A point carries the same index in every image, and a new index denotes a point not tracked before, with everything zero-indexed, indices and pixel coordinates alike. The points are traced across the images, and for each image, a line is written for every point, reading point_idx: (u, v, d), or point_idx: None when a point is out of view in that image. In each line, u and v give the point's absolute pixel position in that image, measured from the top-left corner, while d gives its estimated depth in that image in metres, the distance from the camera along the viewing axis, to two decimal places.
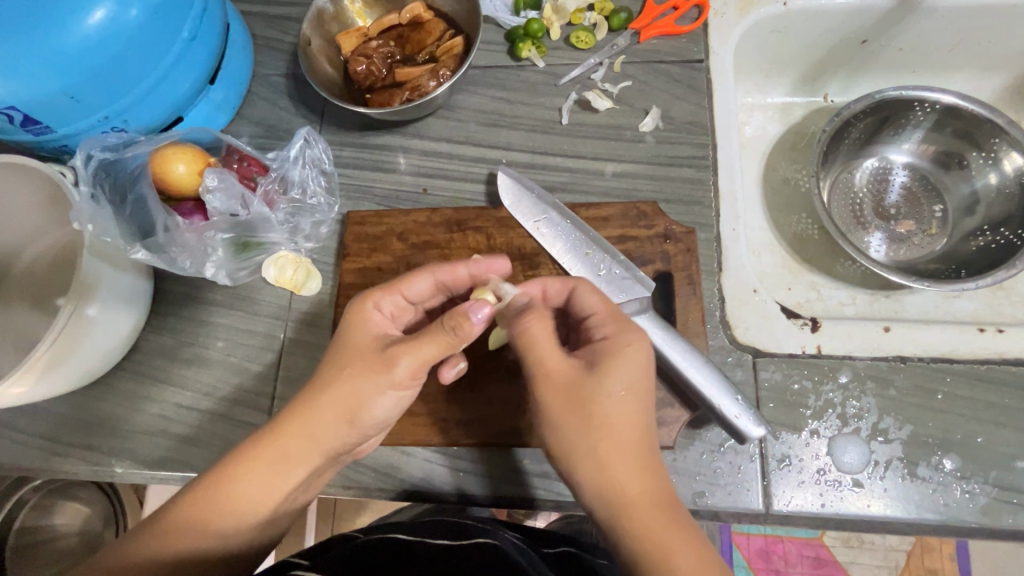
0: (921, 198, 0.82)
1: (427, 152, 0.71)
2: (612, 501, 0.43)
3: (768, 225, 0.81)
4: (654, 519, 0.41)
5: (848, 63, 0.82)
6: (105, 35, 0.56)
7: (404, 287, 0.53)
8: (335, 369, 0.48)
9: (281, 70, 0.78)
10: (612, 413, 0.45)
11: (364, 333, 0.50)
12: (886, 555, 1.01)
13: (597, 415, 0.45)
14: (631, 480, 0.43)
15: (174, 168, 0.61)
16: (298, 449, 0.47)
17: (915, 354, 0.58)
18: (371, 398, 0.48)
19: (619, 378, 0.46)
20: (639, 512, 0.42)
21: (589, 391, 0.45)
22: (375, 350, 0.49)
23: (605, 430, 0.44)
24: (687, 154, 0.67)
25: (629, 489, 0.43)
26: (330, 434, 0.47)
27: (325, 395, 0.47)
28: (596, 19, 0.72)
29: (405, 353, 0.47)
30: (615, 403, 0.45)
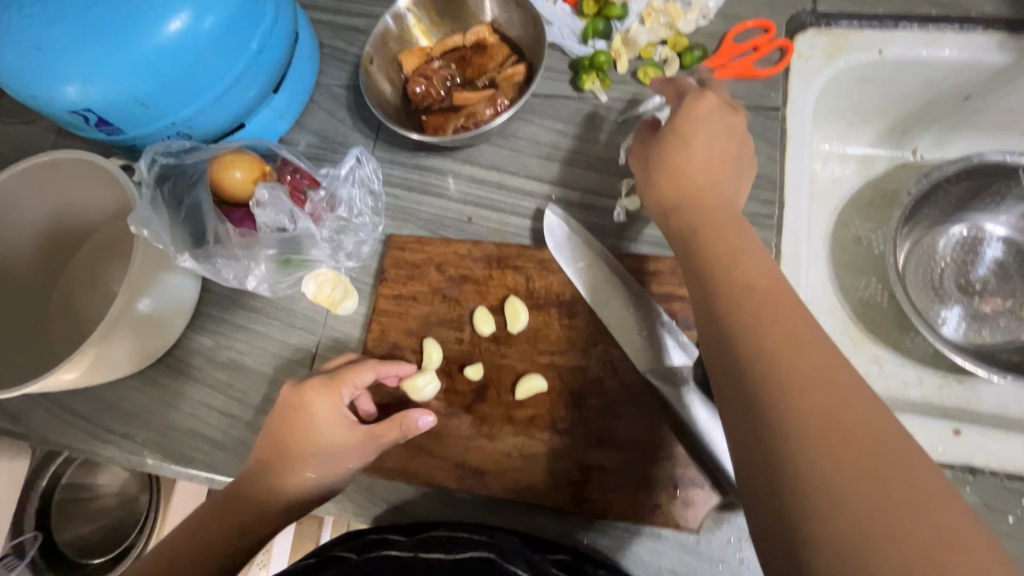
0: (1014, 275, 0.73)
1: (476, 179, 0.70)
2: (774, 340, 0.33)
3: (831, 286, 0.75)
4: (847, 407, 0.30)
5: (946, 119, 0.74)
6: (178, 45, 0.58)
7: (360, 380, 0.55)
8: (313, 437, 0.53)
9: (342, 82, 0.79)
10: (754, 261, 0.39)
11: (330, 415, 0.54)
12: None
13: (680, 147, 0.48)
14: (791, 324, 0.34)
15: (231, 174, 0.62)
16: (272, 498, 0.52)
17: (988, 465, 0.52)
18: (340, 466, 0.54)
19: (701, 129, 0.49)
20: (814, 373, 0.32)
21: (671, 132, 0.50)
22: (344, 428, 0.54)
23: (682, 170, 0.48)
24: (750, 210, 0.62)
25: (797, 332, 0.34)
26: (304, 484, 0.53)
27: (306, 453, 0.53)
28: (667, 55, 0.68)
29: (372, 437, 0.54)
30: (700, 180, 0.47)
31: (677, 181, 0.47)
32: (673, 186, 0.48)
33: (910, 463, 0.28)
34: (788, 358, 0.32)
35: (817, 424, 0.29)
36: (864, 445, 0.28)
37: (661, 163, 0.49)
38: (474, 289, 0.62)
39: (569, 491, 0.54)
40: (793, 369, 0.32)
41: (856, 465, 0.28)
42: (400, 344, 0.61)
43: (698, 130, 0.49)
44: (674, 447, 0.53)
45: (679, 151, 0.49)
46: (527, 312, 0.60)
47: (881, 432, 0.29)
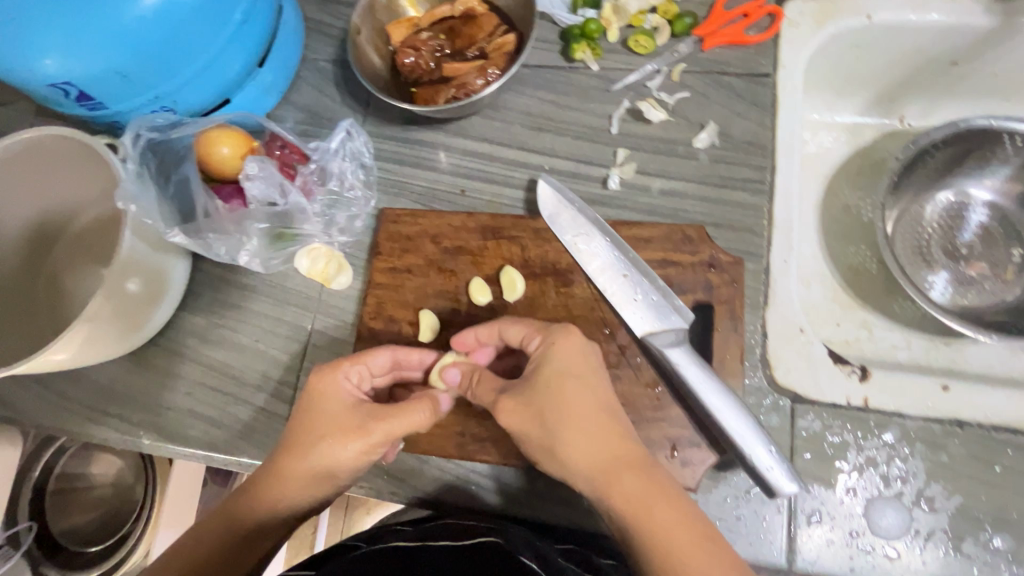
0: (998, 240, 0.75)
1: (468, 151, 0.69)
2: (624, 506, 0.43)
3: (822, 254, 0.76)
4: (676, 529, 0.42)
5: (933, 85, 0.75)
6: (158, 15, 0.56)
7: (368, 360, 0.54)
8: (314, 431, 0.51)
9: (329, 56, 0.77)
10: (599, 449, 0.46)
11: (335, 405, 0.52)
12: None
13: (561, 401, 0.47)
14: (634, 482, 0.44)
15: (219, 150, 0.61)
16: (275, 502, 0.51)
17: (974, 419, 0.53)
18: (343, 460, 0.50)
19: (561, 397, 0.47)
20: (661, 531, 0.42)
21: (540, 389, 0.48)
22: (348, 417, 0.51)
23: (571, 419, 0.46)
24: (742, 176, 0.63)
25: (644, 494, 0.43)
26: (309, 486, 0.51)
27: (305, 450, 0.50)
28: (658, 23, 0.68)
29: (374, 425, 0.50)
30: (575, 431, 0.46)
31: (565, 425, 0.46)
32: (533, 430, 0.47)
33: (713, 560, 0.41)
34: (640, 508, 0.43)
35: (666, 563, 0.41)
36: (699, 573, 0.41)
37: (514, 408, 0.48)
38: (469, 261, 0.62)
39: None
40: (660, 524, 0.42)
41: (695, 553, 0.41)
42: (396, 317, 0.61)
43: (558, 389, 0.48)
44: (672, 409, 0.54)
45: (523, 423, 0.48)
46: (523, 281, 0.60)
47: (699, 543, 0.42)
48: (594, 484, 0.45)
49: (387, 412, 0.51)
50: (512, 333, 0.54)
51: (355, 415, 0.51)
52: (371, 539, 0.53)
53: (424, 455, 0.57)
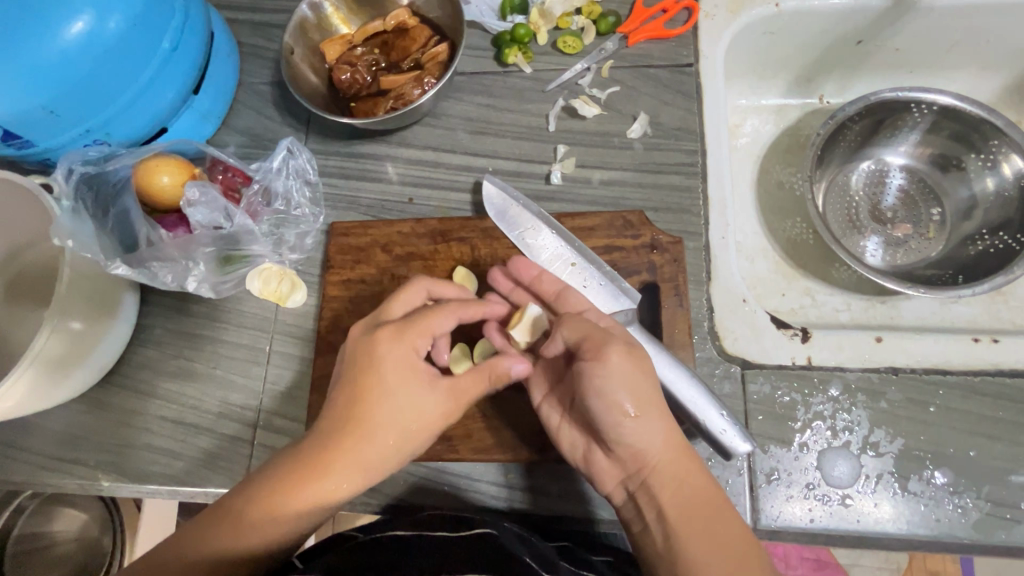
0: (918, 200, 0.80)
1: (413, 160, 0.70)
2: (678, 501, 0.45)
3: (761, 229, 0.80)
4: (724, 521, 0.44)
5: (843, 64, 0.80)
6: (82, 47, 0.56)
7: (432, 327, 0.51)
8: (385, 407, 0.47)
9: (266, 78, 0.78)
10: (665, 447, 0.46)
11: (399, 374, 0.48)
12: (888, 557, 0.98)
13: (629, 400, 0.46)
14: (691, 481, 0.45)
15: (158, 180, 0.61)
16: (346, 485, 0.46)
17: (907, 364, 0.57)
18: (416, 433, 0.49)
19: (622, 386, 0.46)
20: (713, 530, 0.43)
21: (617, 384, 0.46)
22: (422, 384, 0.49)
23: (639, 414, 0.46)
24: (675, 161, 0.66)
25: (701, 496, 0.45)
26: (380, 465, 0.48)
27: (377, 427, 0.47)
28: (584, 23, 0.71)
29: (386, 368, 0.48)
30: (655, 428, 0.46)
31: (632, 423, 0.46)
32: (606, 416, 0.47)
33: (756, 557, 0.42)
34: (693, 505, 0.44)
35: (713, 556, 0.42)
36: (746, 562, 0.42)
37: (590, 391, 0.47)
38: (422, 266, 0.63)
39: (534, 446, 0.56)
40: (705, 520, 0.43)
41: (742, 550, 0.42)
42: None
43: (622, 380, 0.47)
44: None
45: (600, 403, 0.47)
46: (475, 279, 0.62)
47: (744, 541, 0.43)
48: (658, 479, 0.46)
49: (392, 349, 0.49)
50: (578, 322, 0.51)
51: (425, 385, 0.49)
52: (369, 529, 0.52)
53: (394, 461, 0.58)
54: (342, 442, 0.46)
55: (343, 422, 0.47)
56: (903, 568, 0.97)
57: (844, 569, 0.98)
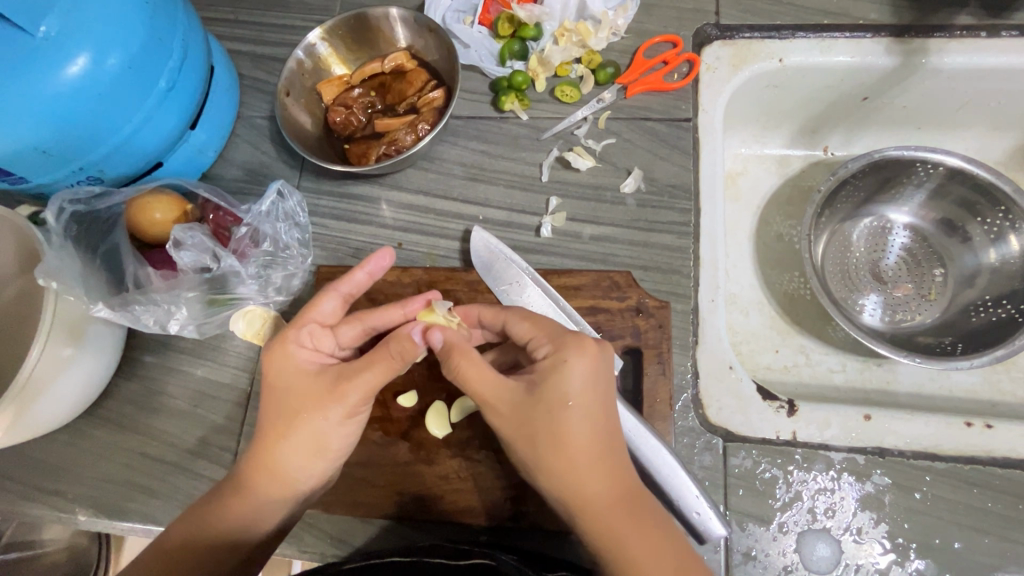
0: (920, 261, 0.78)
1: (404, 204, 0.70)
2: (602, 540, 0.42)
3: (758, 282, 0.79)
4: (653, 562, 0.41)
5: (849, 119, 0.78)
6: (79, 87, 0.56)
7: (316, 316, 0.53)
8: (289, 411, 0.48)
9: (266, 112, 0.78)
10: (595, 480, 0.43)
11: (296, 376, 0.49)
12: None
13: (561, 428, 0.44)
14: (610, 515, 0.43)
15: (151, 215, 0.63)
16: (272, 488, 0.48)
17: (895, 446, 0.55)
18: (330, 429, 0.49)
19: (565, 418, 0.44)
20: (638, 558, 0.41)
21: (544, 408, 0.45)
22: (318, 385, 0.49)
23: (566, 447, 0.44)
24: (668, 219, 0.65)
25: (628, 518, 0.43)
26: (299, 463, 0.49)
27: (282, 433, 0.48)
28: (583, 72, 0.70)
29: (295, 378, 0.49)
30: (584, 461, 0.44)
31: (570, 458, 0.44)
32: (540, 444, 0.44)
33: None
34: (617, 546, 0.42)
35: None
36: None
37: (531, 416, 0.45)
38: None
39: (508, 511, 0.55)
40: (632, 548, 0.41)
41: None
42: None
43: (561, 409, 0.44)
44: None
45: (526, 427, 0.45)
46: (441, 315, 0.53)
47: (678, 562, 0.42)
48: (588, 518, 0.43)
49: (283, 363, 0.50)
50: (519, 330, 0.51)
51: (326, 379, 0.49)
52: (367, 556, 0.52)
53: (365, 516, 0.57)
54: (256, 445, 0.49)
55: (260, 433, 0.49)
56: None
57: None
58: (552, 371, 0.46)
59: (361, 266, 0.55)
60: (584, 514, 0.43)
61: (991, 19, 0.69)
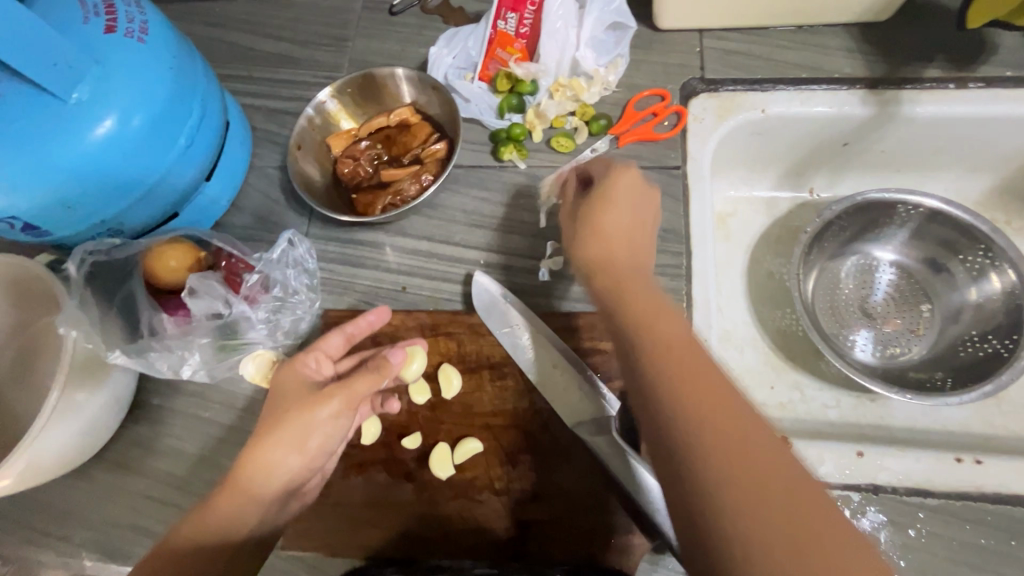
0: (908, 296, 0.81)
1: (408, 249, 0.73)
2: (702, 442, 0.36)
3: (750, 319, 0.81)
4: (763, 455, 0.36)
5: (831, 162, 0.82)
6: (106, 146, 0.60)
7: (325, 346, 0.57)
8: (278, 411, 0.51)
9: (277, 163, 0.82)
10: (694, 359, 0.41)
11: (292, 385, 0.53)
12: None
13: (644, 301, 0.46)
14: (711, 400, 0.38)
15: (166, 263, 0.66)
16: (258, 483, 0.49)
17: (889, 483, 0.56)
18: (316, 427, 0.51)
19: (649, 297, 0.46)
20: (747, 445, 0.36)
21: (626, 270, 0.49)
22: (311, 389, 0.52)
23: (651, 322, 0.44)
24: (662, 262, 0.68)
25: (730, 413, 0.37)
26: (281, 461, 0.50)
27: (269, 434, 0.49)
28: (577, 124, 0.75)
29: (292, 386, 0.53)
30: (680, 340, 0.42)
31: (690, 376, 0.39)
32: (630, 322, 0.45)
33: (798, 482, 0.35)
34: (721, 431, 0.36)
35: (735, 454, 0.35)
36: (790, 495, 0.34)
37: (619, 293, 0.47)
38: None
39: (509, 551, 0.56)
40: (727, 435, 0.36)
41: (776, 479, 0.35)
42: None
43: (646, 290, 0.47)
44: (604, 496, 0.57)
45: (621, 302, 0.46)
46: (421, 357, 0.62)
47: (782, 469, 0.35)
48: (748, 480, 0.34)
49: (288, 375, 0.54)
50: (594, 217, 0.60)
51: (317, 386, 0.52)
52: None
53: (369, 559, 0.58)
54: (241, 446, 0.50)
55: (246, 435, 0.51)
56: None
57: None
58: (629, 283, 0.48)
59: (366, 315, 0.61)
60: (729, 472, 0.35)
61: (958, 72, 0.73)
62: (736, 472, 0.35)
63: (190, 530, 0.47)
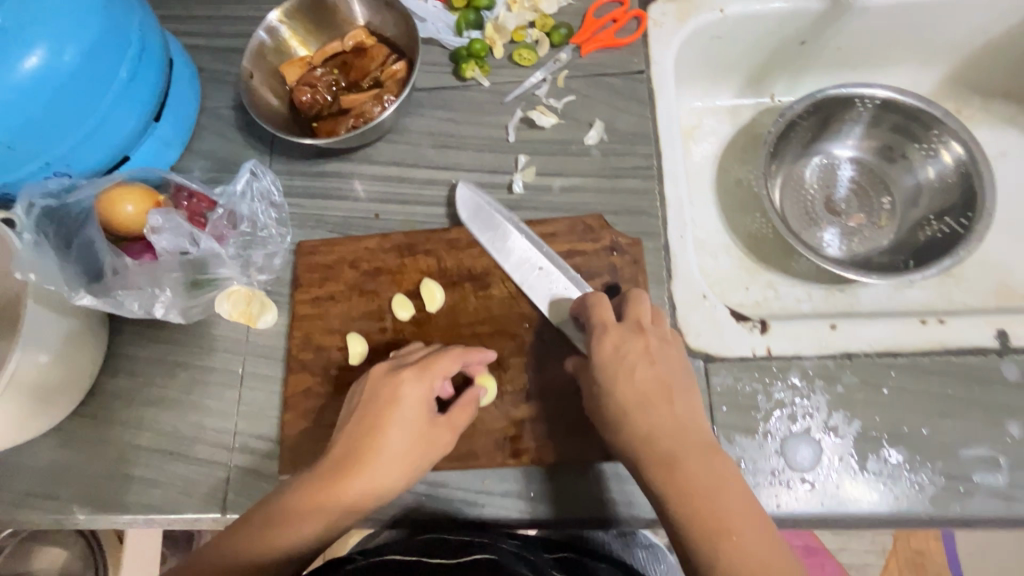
0: (869, 190, 0.83)
1: (377, 177, 0.71)
2: (691, 518, 0.45)
3: (723, 226, 0.83)
4: (754, 555, 0.43)
5: (791, 64, 0.83)
6: (39, 79, 0.56)
7: (443, 368, 0.54)
8: (379, 450, 0.50)
9: (229, 102, 0.78)
10: (693, 462, 0.47)
11: (405, 413, 0.52)
12: (873, 540, 1.08)
13: (629, 366, 0.50)
14: (694, 469, 0.46)
15: (122, 208, 0.61)
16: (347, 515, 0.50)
17: (860, 349, 0.59)
18: (408, 474, 0.51)
19: (644, 376, 0.50)
20: (731, 530, 0.44)
21: (620, 371, 0.51)
22: (422, 424, 0.52)
23: (641, 419, 0.49)
24: (633, 165, 0.68)
25: (713, 487, 0.46)
26: (372, 498, 0.51)
27: (370, 469, 0.50)
28: (538, 36, 0.73)
29: (399, 421, 0.51)
30: (668, 417, 0.49)
31: (663, 429, 0.48)
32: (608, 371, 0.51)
33: (777, 552, 0.44)
34: (705, 511, 0.45)
35: (729, 556, 0.43)
36: (780, 568, 0.43)
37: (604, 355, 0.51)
38: (389, 281, 0.63)
39: (507, 451, 0.57)
40: (714, 525, 0.44)
41: (760, 560, 0.43)
42: (324, 344, 0.62)
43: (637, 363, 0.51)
44: None
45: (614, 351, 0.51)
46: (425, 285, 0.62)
47: (761, 540, 0.44)
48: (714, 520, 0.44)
49: (403, 397, 0.52)
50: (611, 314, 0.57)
51: (429, 423, 0.52)
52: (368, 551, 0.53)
53: None
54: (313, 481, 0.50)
55: (336, 465, 0.50)
56: (888, 551, 1.07)
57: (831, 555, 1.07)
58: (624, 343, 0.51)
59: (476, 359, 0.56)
60: (694, 493, 0.45)
61: None
62: (732, 558, 0.43)
63: (259, 554, 0.47)
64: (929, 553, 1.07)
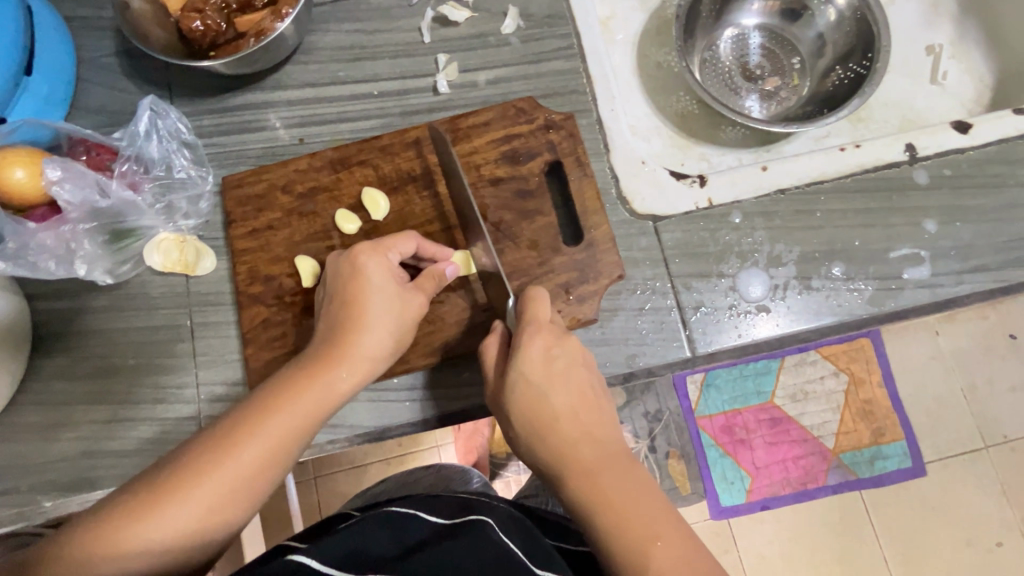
0: (779, 53, 0.87)
1: (292, 101, 0.67)
2: (589, 497, 0.46)
3: (650, 110, 0.84)
4: (636, 520, 0.45)
5: None
6: None
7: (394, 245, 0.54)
8: (326, 352, 0.49)
9: (109, 49, 0.71)
10: (587, 446, 0.48)
11: (359, 288, 0.51)
12: (829, 397, 1.18)
13: (529, 366, 0.50)
14: (589, 454, 0.48)
15: (10, 173, 0.53)
16: (286, 433, 0.47)
17: (791, 183, 0.62)
18: (358, 377, 0.50)
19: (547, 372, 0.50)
20: (621, 509, 0.45)
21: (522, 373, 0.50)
22: (386, 295, 0.51)
23: (540, 406, 0.49)
24: (554, 46, 0.67)
25: (608, 466, 0.48)
26: (315, 418, 0.48)
27: (320, 372, 0.48)
28: None
29: (355, 308, 0.50)
30: (567, 408, 0.50)
31: (559, 417, 0.49)
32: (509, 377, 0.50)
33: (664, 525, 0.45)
34: (598, 494, 0.46)
35: (614, 524, 0.45)
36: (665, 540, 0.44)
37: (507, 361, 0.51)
38: (328, 199, 0.61)
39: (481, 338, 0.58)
40: (604, 496, 0.46)
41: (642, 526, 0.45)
42: (273, 273, 0.60)
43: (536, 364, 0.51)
44: (552, 262, 0.59)
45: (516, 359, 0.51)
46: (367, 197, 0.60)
47: (648, 511, 0.46)
48: (607, 507, 0.45)
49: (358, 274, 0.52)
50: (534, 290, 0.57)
51: (395, 298, 0.52)
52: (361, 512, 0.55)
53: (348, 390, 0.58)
54: (217, 443, 0.46)
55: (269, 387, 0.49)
56: (842, 404, 1.18)
57: (792, 420, 1.18)
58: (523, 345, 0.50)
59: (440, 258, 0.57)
60: (591, 480, 0.47)
61: None
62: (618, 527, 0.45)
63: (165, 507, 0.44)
64: (875, 399, 1.18)
